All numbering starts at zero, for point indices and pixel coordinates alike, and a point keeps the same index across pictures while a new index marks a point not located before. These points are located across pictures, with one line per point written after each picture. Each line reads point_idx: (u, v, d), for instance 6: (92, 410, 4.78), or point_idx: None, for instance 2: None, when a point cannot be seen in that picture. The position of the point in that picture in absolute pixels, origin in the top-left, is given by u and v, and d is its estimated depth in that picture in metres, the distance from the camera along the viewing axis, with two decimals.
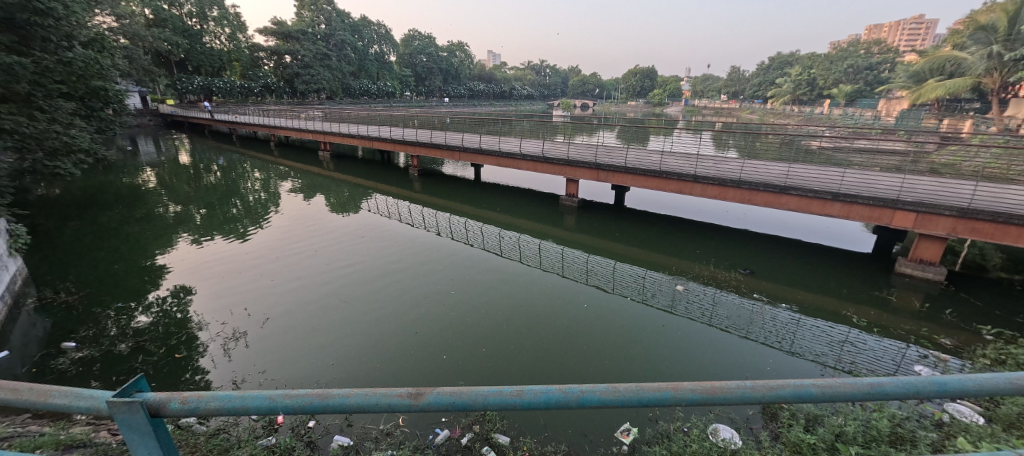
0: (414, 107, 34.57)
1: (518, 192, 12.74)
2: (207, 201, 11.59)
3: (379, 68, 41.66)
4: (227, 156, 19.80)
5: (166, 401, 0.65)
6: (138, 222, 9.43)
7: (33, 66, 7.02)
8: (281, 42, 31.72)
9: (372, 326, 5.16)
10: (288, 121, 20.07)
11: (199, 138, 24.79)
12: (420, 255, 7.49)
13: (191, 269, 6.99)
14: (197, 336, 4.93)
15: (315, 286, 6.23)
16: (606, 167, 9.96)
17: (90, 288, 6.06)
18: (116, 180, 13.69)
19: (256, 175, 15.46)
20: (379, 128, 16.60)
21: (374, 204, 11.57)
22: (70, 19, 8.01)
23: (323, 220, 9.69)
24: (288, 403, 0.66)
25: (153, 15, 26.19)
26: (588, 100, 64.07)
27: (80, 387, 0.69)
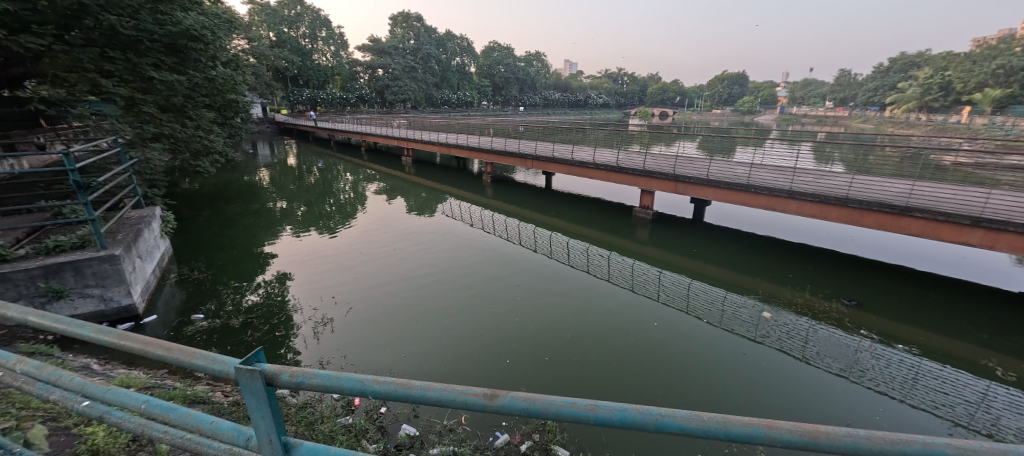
0: (490, 115, 35.80)
1: (589, 202, 12.56)
2: (307, 199, 13.12)
3: (460, 80, 43.96)
4: (325, 159, 22.21)
5: (278, 373, 0.73)
6: (254, 214, 10.97)
7: (187, 83, 8.54)
8: (376, 57, 34.96)
9: (441, 324, 5.42)
10: (377, 128, 22.03)
11: (305, 143, 28.23)
12: (489, 261, 7.72)
13: (292, 258, 7.94)
14: (294, 318, 5.56)
15: (394, 283, 6.72)
16: (685, 179, 9.40)
17: (216, 269, 7.17)
18: (239, 178, 16.04)
19: (348, 177, 17.15)
20: (457, 136, 17.49)
21: (448, 208, 12.17)
22: (215, 44, 9.64)
23: (403, 221, 10.43)
24: (376, 389, 0.71)
25: (276, 38, 30.63)
26: (668, 108, 61.23)
27: (217, 353, 0.80)
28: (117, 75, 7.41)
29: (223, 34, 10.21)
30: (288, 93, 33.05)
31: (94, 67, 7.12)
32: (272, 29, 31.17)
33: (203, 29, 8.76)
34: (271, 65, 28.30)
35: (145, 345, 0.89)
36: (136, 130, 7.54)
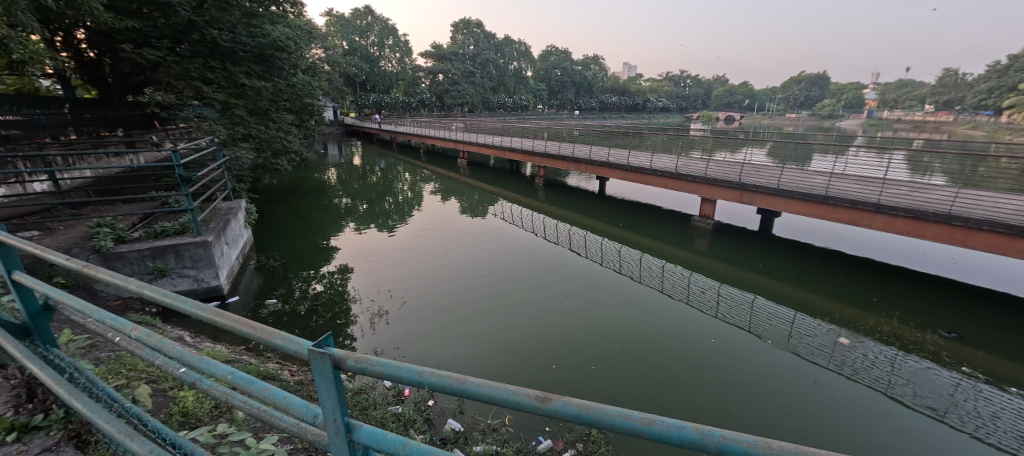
0: (544, 119, 35.83)
1: (644, 209, 12.14)
2: (369, 197, 13.95)
3: (517, 84, 44.39)
4: (387, 160, 23.47)
5: (345, 358, 0.78)
6: (322, 210, 11.86)
7: (272, 89, 9.45)
8: (437, 63, 36.31)
9: (490, 324, 5.50)
10: (436, 131, 22.93)
11: (369, 144, 30.10)
12: (539, 265, 7.71)
13: (353, 252, 8.48)
14: (353, 308, 5.93)
15: (446, 281, 6.94)
16: (751, 188, 8.79)
17: (287, 258, 7.84)
18: (311, 175, 17.45)
19: (406, 178, 18.01)
20: (511, 139, 17.69)
21: (500, 210, 12.33)
22: (296, 53, 10.57)
23: (456, 222, 10.74)
24: (433, 381, 0.73)
25: (349, 46, 33.06)
26: (734, 113, 57.57)
27: (292, 334, 0.86)
28: (216, 82, 8.38)
29: (305, 44, 11.17)
30: (357, 98, 35.42)
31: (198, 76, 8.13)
32: (346, 39, 33.68)
33: (287, 40, 9.64)
34: (343, 71, 30.51)
35: (230, 321, 0.97)
36: (228, 130, 8.43)
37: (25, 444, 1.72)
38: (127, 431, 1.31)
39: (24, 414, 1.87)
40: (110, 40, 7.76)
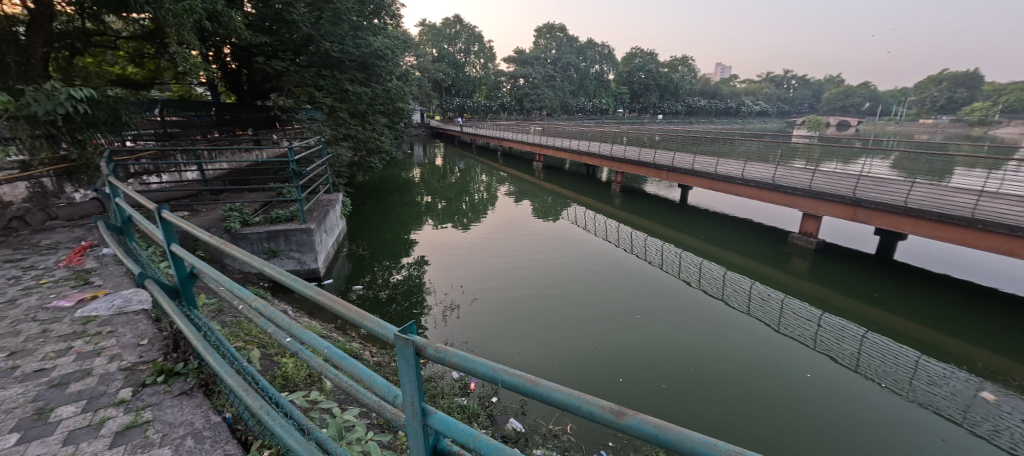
0: (624, 123, 34.63)
1: (732, 222, 11.17)
2: (448, 196, 14.68)
3: (598, 86, 43.45)
4: (466, 161, 24.55)
5: (426, 347, 0.81)
6: (406, 205, 12.75)
7: (371, 94, 10.42)
8: (519, 67, 36.93)
9: (556, 329, 5.47)
10: (514, 134, 23.42)
11: (451, 146, 31.69)
12: (610, 274, 7.48)
13: (431, 246, 8.98)
14: (427, 300, 6.29)
15: (515, 282, 7.04)
16: (868, 204, 7.63)
17: (374, 248, 8.55)
18: (398, 174, 18.87)
19: (483, 179, 18.65)
20: (588, 143, 17.38)
21: (572, 215, 12.19)
22: (393, 62, 11.53)
23: (528, 224, 10.86)
24: (506, 378, 0.73)
25: (438, 54, 35.24)
26: (848, 117, 50.44)
27: (379, 318, 0.91)
28: (326, 88, 9.45)
29: (401, 52, 12.09)
30: (442, 102, 37.58)
31: (311, 83, 9.24)
32: (436, 47, 35.97)
33: (386, 49, 10.55)
34: (431, 77, 32.54)
35: (326, 299, 1.06)
36: (333, 131, 9.44)
37: (169, 385, 2.09)
38: (244, 386, 1.52)
39: (170, 361, 2.27)
40: (248, 53, 9.23)
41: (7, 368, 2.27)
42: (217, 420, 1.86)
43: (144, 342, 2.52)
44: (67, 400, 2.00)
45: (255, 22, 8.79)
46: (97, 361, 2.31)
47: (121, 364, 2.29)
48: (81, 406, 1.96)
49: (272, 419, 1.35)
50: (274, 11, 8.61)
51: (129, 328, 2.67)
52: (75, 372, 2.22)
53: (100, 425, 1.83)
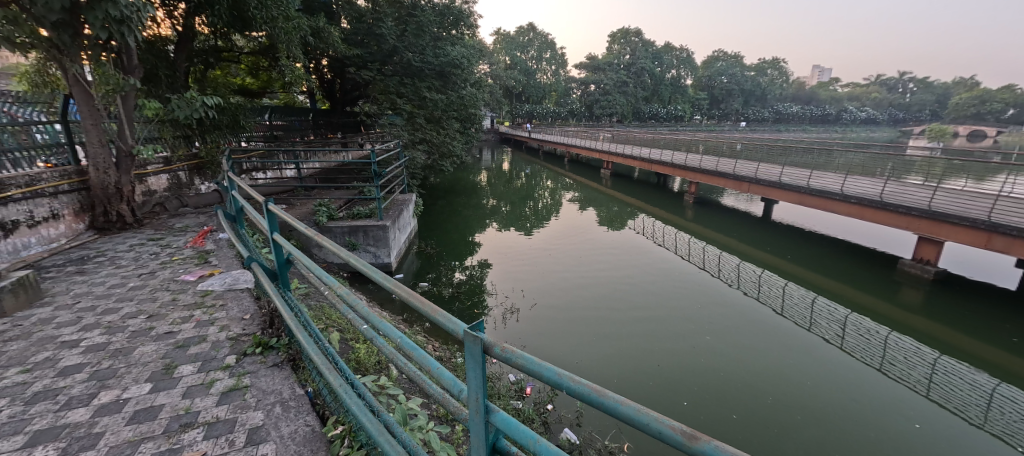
0: (701, 131, 32.45)
1: (826, 242, 9.97)
2: (513, 200, 14.89)
3: (674, 92, 41.43)
4: (532, 167, 24.75)
5: (493, 345, 0.81)
6: (472, 208, 13.16)
7: (446, 101, 10.95)
8: (590, 73, 36.49)
9: (617, 342, 5.28)
10: (582, 141, 23.15)
11: (518, 152, 32.16)
12: (678, 290, 7.08)
13: (494, 249, 9.17)
14: (488, 301, 6.42)
15: (576, 289, 6.95)
16: (1009, 230, 6.38)
17: (441, 247, 8.94)
18: (467, 177, 19.57)
19: (548, 185, 18.65)
20: (659, 151, 16.65)
21: (639, 225, 11.72)
22: (469, 70, 12.00)
23: (592, 232, 10.65)
24: (572, 386, 0.71)
25: (511, 62, 36.06)
26: (984, 126, 42.48)
27: (449, 314, 0.93)
28: (406, 96, 10.12)
29: (477, 61, 12.54)
30: (512, 108, 38.39)
31: (394, 90, 9.97)
32: (509, 55, 36.85)
33: (463, 58, 11.02)
34: (502, 84, 33.51)
35: (402, 291, 1.10)
36: (410, 136, 10.06)
37: (265, 357, 2.37)
38: (326, 365, 1.68)
39: (266, 335, 2.57)
40: (342, 65, 10.20)
41: (146, 328, 2.74)
42: (301, 392, 2.06)
43: (247, 316, 2.88)
44: (187, 360, 2.36)
45: (349, 37, 9.74)
46: (211, 330, 2.69)
47: (229, 334, 2.65)
48: (198, 366, 2.30)
49: (349, 398, 1.46)
50: (367, 27, 9.68)
51: (236, 303, 3.07)
52: (195, 337, 2.60)
53: (210, 385, 2.13)
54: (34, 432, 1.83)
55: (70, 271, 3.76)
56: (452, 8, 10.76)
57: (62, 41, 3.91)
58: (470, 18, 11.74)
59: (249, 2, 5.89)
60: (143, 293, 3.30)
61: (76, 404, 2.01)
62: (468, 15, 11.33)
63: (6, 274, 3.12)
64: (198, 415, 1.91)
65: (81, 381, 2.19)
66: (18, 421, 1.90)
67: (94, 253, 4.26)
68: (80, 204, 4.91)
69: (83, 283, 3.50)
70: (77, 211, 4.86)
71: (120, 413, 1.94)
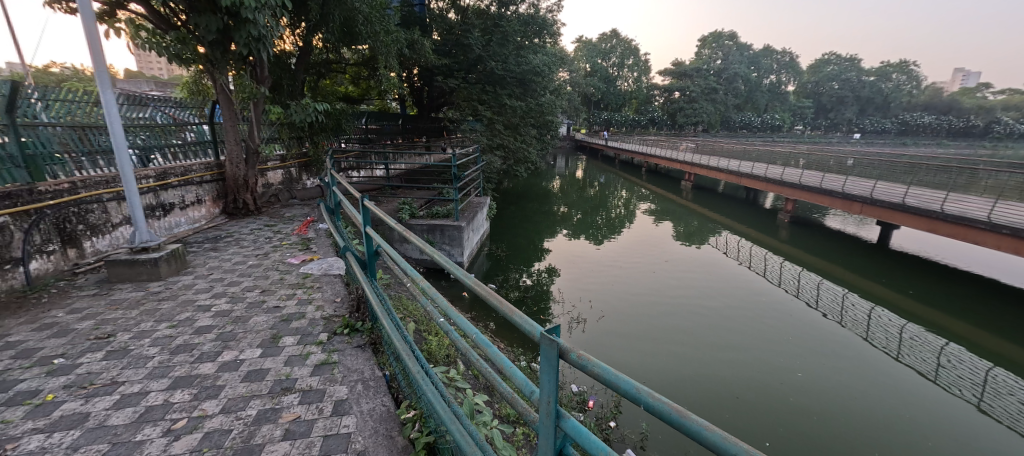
0: (803, 142, 28.94)
1: (963, 278, 8.35)
2: (585, 208, 14.68)
3: (771, 100, 37.72)
4: (607, 176, 24.16)
5: (569, 351, 0.79)
6: (543, 214, 13.22)
7: (524, 108, 11.20)
8: (675, 79, 34.68)
9: (691, 364, 4.93)
10: (663, 150, 22.09)
11: (593, 160, 31.63)
12: (766, 316, 6.41)
13: (562, 257, 9.11)
14: (554, 308, 6.39)
15: (647, 303, 6.63)
16: None
17: (510, 249, 9.11)
18: (540, 183, 19.72)
19: (623, 195, 18.08)
20: (750, 164, 15.22)
21: (722, 242, 10.86)
22: (549, 78, 12.13)
23: (668, 247, 10.10)
24: (651, 402, 0.63)
25: (591, 69, 35.70)
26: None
27: (526, 316, 0.93)
28: (487, 103, 10.53)
29: (557, 69, 12.64)
30: (590, 116, 38.01)
31: (476, 98, 10.44)
32: (590, 62, 36.50)
33: (544, 66, 11.17)
34: (581, 91, 33.26)
35: (482, 289, 1.14)
36: (488, 141, 10.36)
37: (351, 338, 2.62)
38: (405, 352, 1.80)
39: (354, 318, 2.82)
40: (431, 73, 10.91)
41: (260, 301, 3.18)
42: (379, 374, 2.22)
43: (338, 299, 3.20)
44: (289, 333, 2.69)
45: (440, 47, 10.39)
46: (309, 308, 3.05)
47: (324, 313, 2.97)
48: (298, 339, 2.61)
49: (425, 384, 1.56)
50: (456, 38, 10.30)
51: (330, 287, 3.43)
52: (295, 313, 2.96)
53: (306, 356, 2.41)
54: (175, 377, 2.22)
55: (207, 248, 4.50)
56: (536, 17, 11.05)
57: (214, 56, 4.74)
58: (553, 27, 11.93)
59: (357, 19, 6.60)
60: (258, 270, 3.83)
61: (206, 359, 2.40)
62: (552, 23, 11.55)
63: (164, 247, 3.82)
64: (295, 382, 2.17)
65: (210, 340, 2.61)
66: (165, 367, 2.32)
67: (225, 234, 5.05)
68: (216, 192, 5.86)
69: (215, 258, 4.16)
70: (213, 198, 5.81)
71: (237, 371, 2.28)
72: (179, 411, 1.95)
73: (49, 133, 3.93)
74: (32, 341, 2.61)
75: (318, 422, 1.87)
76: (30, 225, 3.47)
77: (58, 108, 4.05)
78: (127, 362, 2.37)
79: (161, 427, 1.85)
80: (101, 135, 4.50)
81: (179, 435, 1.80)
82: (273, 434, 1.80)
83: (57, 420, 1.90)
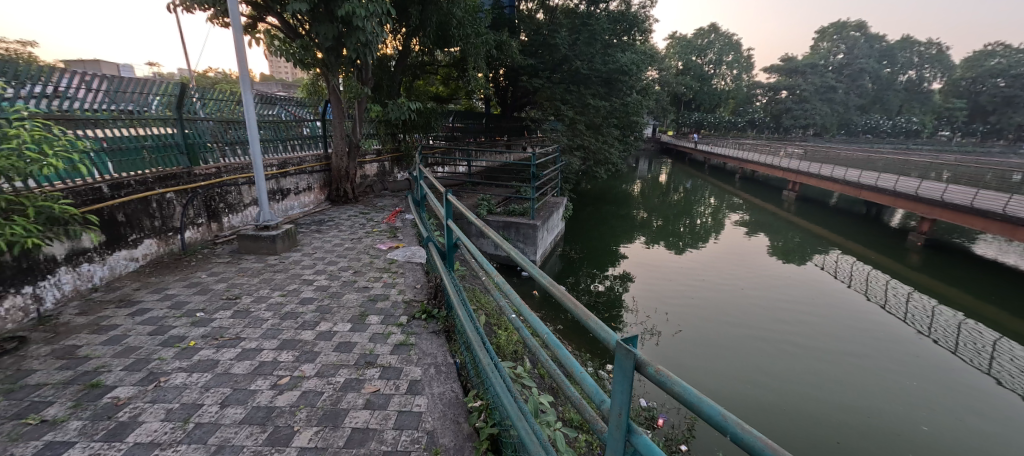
0: (951, 151, 23.88)
1: None
2: (666, 215, 13.86)
3: (907, 100, 32.03)
4: (695, 181, 22.50)
5: (647, 364, 0.74)
6: (621, 218, 12.76)
7: (608, 108, 10.95)
8: (782, 77, 31.14)
9: (780, 397, 4.41)
10: (763, 156, 19.97)
11: (679, 164, 29.65)
12: (882, 354, 5.46)
13: (638, 263, 8.73)
14: (625, 316, 6.15)
15: (732, 322, 6.05)
16: None
17: (583, 252, 8.95)
18: (619, 186, 19.06)
19: (711, 203, 16.73)
20: (874, 175, 13.03)
21: (829, 262, 9.52)
22: (637, 77, 11.67)
23: (761, 262, 9.12)
24: (739, 433, 0.55)
25: (683, 67, 33.44)
26: None
27: (602, 323, 0.88)
28: (570, 103, 10.48)
29: (647, 67, 12.07)
30: (679, 117, 35.70)
31: (559, 98, 10.44)
32: (683, 59, 34.22)
33: (632, 64, 10.77)
34: (671, 90, 31.43)
35: (557, 290, 1.12)
36: (569, 141, 10.26)
37: (427, 323, 2.78)
38: (477, 343, 1.85)
39: (431, 305, 2.99)
40: (516, 73, 11.12)
41: (352, 280, 3.53)
42: (451, 361, 2.33)
43: (418, 286, 3.43)
44: (374, 312, 2.94)
45: (526, 48, 10.50)
46: (393, 291, 3.31)
47: (405, 297, 3.20)
48: (382, 319, 2.84)
49: (493, 377, 1.59)
50: (543, 38, 10.33)
51: (411, 274, 3.68)
52: (380, 294, 3.24)
53: (388, 335, 2.61)
54: (283, 339, 2.56)
55: (313, 230, 5.10)
56: (627, 14, 10.70)
57: (330, 60, 5.36)
58: (644, 24, 11.43)
59: (451, 23, 6.97)
60: (353, 253, 4.25)
61: (307, 326, 2.73)
62: (643, 20, 11.10)
63: (280, 226, 4.41)
64: (377, 358, 2.36)
65: (311, 311, 2.96)
66: (276, 329, 2.68)
67: (327, 219, 5.68)
68: (322, 181, 6.62)
69: (319, 239, 4.70)
70: (320, 186, 6.58)
71: (330, 341, 2.55)
72: (284, 369, 2.25)
73: (204, 127, 4.75)
74: (183, 296, 3.20)
75: (394, 397, 2.02)
76: (187, 201, 4.24)
77: (211, 106, 4.87)
78: (247, 321, 2.79)
79: (269, 381, 2.14)
80: (240, 128, 5.32)
81: (283, 389, 2.07)
82: (356, 402, 1.98)
83: (196, 363, 2.30)
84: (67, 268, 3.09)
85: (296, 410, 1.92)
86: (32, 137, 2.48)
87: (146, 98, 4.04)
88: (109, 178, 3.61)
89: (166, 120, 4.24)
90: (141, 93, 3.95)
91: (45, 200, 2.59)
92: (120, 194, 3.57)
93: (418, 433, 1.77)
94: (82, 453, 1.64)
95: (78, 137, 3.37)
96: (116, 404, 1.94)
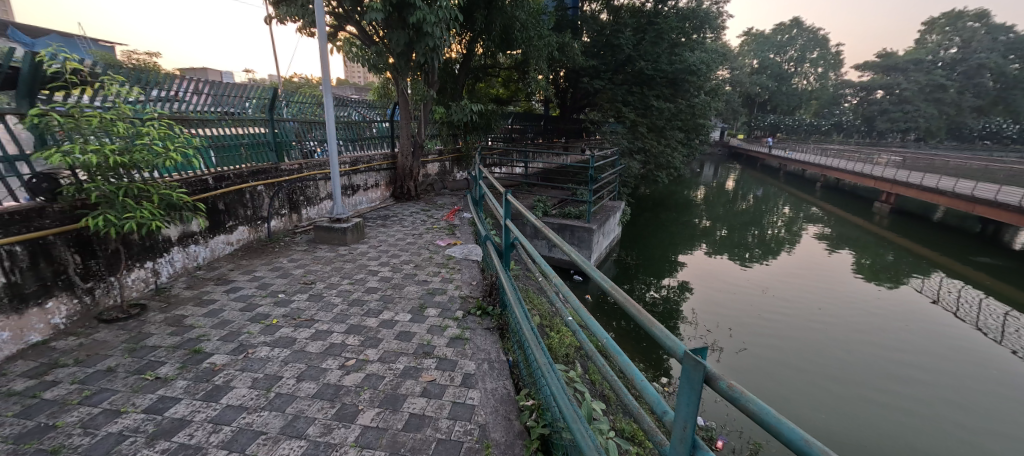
0: None
1: None
2: (732, 224, 12.97)
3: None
4: (768, 190, 20.78)
5: (718, 378, 0.70)
6: (681, 225, 12.14)
7: (672, 110, 10.51)
8: (877, 75, 27.77)
9: (863, 430, 3.98)
10: (852, 164, 17.97)
11: (750, 170, 27.52)
12: (988, 392, 4.76)
13: (700, 274, 8.24)
14: (682, 329, 5.86)
15: (801, 344, 5.52)
16: None
17: (639, 259, 8.62)
18: (681, 191, 18.16)
19: (785, 213, 15.38)
20: (995, 188, 11.12)
21: (929, 286, 8.34)
22: (706, 76, 11.04)
23: (845, 280, 8.21)
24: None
25: (759, 65, 31.06)
26: None
27: (670, 333, 0.84)
28: (631, 104, 10.19)
29: (717, 66, 11.37)
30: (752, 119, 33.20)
31: (621, 99, 10.21)
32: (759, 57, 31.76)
33: (701, 63, 10.21)
34: (744, 91, 29.29)
35: (619, 295, 1.10)
36: (629, 144, 9.98)
37: (481, 319, 2.84)
38: (533, 342, 1.87)
39: (486, 302, 3.05)
40: (576, 75, 11.02)
41: (412, 273, 3.70)
42: (504, 359, 2.37)
43: (474, 282, 3.51)
44: (432, 305, 3.07)
45: (588, 49, 10.35)
46: (451, 286, 3.43)
47: (460, 293, 3.30)
48: (439, 312, 2.95)
49: (548, 377, 1.59)
50: (606, 38, 10.12)
51: (468, 270, 3.78)
52: (438, 289, 3.37)
53: (445, 328, 2.71)
54: (351, 324, 2.75)
55: (379, 224, 5.42)
56: (697, 11, 10.18)
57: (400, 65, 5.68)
58: (716, 20, 10.80)
59: (515, 26, 7.06)
60: (414, 248, 4.46)
61: (371, 314, 2.91)
62: (715, 17, 10.50)
63: (350, 219, 4.74)
64: (433, 349, 2.46)
65: (374, 299, 3.16)
66: (344, 315, 2.89)
67: (392, 214, 6.02)
68: (388, 179, 7.03)
69: (384, 233, 5.00)
70: (386, 183, 6.98)
71: (391, 329, 2.70)
72: (350, 352, 2.41)
73: (290, 127, 5.25)
74: (268, 278, 3.56)
75: (449, 388, 2.09)
76: (273, 193, 4.72)
77: (296, 108, 5.36)
78: (320, 305, 3.04)
79: (338, 361, 2.31)
80: (321, 129, 5.83)
81: (350, 370, 2.22)
82: (414, 389, 2.08)
83: (277, 339, 2.54)
84: (178, 248, 3.56)
85: (360, 390, 2.05)
86: (158, 134, 2.88)
87: (244, 101, 4.54)
88: (212, 171, 4.10)
89: (258, 120, 4.72)
90: (239, 96, 4.43)
91: (166, 189, 2.99)
92: (222, 186, 4.05)
93: (471, 425, 1.82)
94: (185, 409, 1.89)
95: (192, 135, 3.88)
96: (213, 368, 2.21)
